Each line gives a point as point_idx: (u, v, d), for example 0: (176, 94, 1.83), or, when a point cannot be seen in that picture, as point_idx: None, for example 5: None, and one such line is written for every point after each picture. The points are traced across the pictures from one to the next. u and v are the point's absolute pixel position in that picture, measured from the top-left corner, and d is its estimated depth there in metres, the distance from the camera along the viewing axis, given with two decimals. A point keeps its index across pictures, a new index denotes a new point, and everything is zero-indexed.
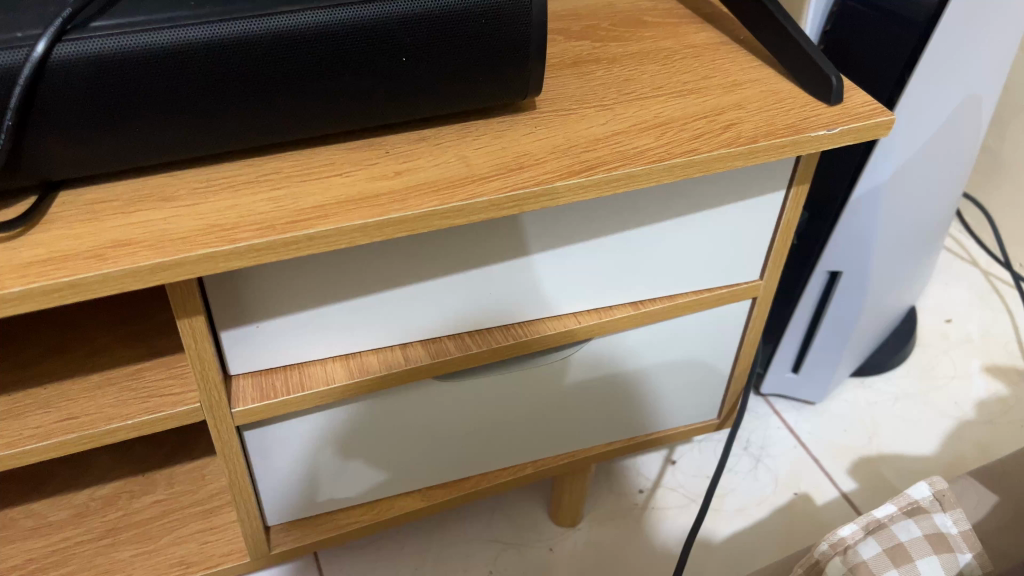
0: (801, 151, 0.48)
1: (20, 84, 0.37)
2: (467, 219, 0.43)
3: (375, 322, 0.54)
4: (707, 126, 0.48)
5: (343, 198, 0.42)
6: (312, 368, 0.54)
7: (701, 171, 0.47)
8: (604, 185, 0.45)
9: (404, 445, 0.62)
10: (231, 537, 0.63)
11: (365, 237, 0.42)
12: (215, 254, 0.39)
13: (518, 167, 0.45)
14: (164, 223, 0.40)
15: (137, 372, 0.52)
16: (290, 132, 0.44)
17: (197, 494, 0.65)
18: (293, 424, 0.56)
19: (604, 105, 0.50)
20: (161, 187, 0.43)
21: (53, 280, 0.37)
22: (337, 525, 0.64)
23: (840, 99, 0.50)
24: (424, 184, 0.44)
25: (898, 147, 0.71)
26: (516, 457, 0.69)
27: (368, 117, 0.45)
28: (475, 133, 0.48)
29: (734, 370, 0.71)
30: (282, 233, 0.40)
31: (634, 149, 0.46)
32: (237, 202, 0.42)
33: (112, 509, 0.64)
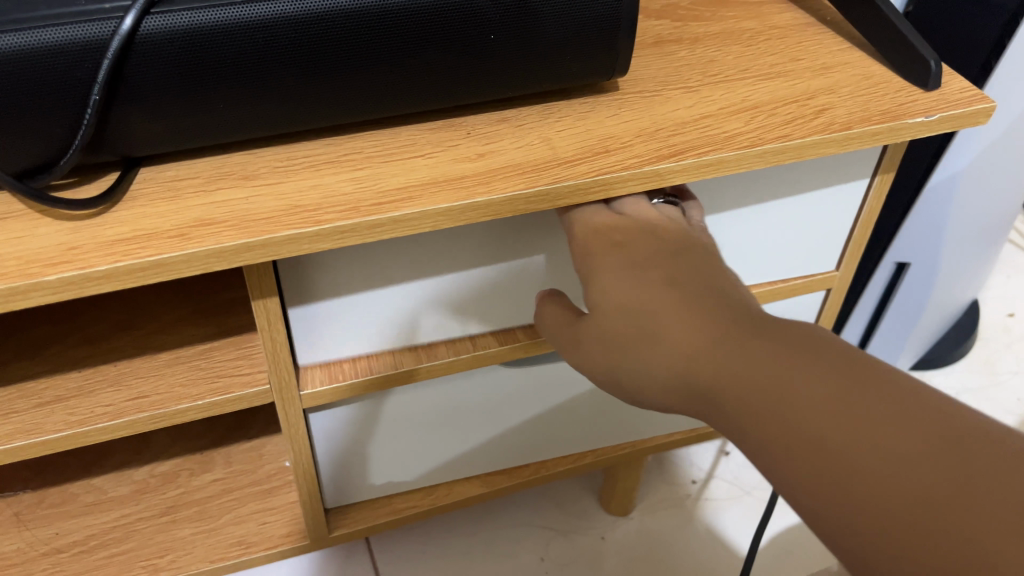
0: (897, 138, 0.46)
1: (109, 58, 0.36)
2: (552, 204, 0.42)
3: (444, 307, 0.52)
4: (798, 111, 0.46)
5: (428, 180, 0.41)
6: (380, 352, 0.53)
7: (792, 158, 0.45)
8: (693, 171, 0.44)
9: (464, 430, 0.62)
10: (289, 518, 0.62)
11: (449, 221, 0.40)
12: (300, 236, 0.38)
13: (604, 151, 0.44)
14: (247, 202, 0.39)
15: (206, 351, 0.51)
16: (371, 110, 0.43)
17: (255, 474, 0.65)
18: (359, 407, 0.55)
19: (690, 87, 0.48)
20: (241, 164, 0.42)
21: (139, 259, 0.36)
22: (395, 509, 0.63)
23: (938, 84, 0.48)
24: (508, 166, 0.42)
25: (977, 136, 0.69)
26: (576, 445, 0.68)
27: (451, 95, 0.44)
28: (557, 114, 0.46)
29: None
30: (366, 215, 0.39)
31: (723, 134, 0.45)
32: (320, 182, 0.41)
33: (171, 487, 0.64)
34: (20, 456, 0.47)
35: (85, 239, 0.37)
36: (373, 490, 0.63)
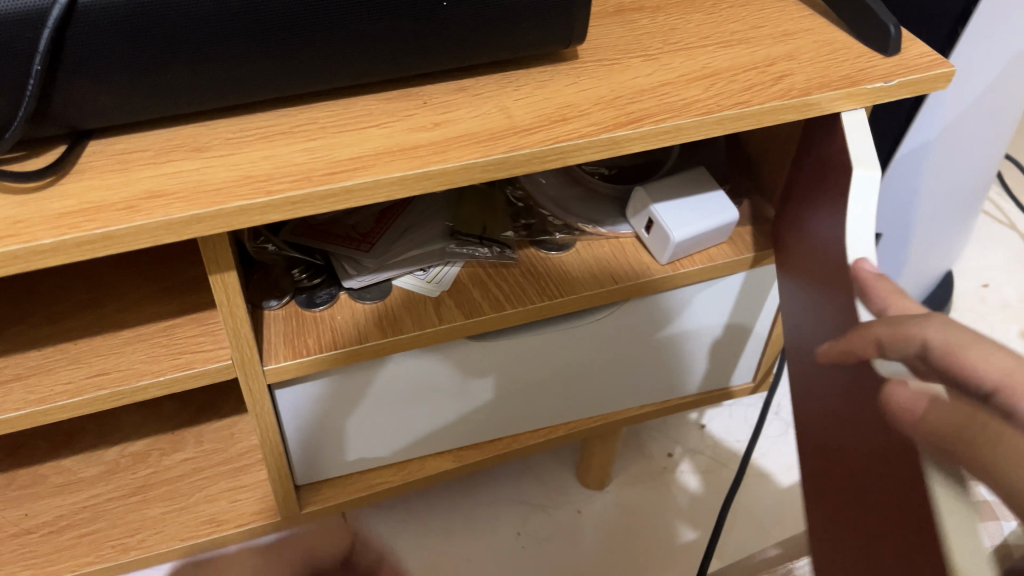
0: (856, 104, 0.46)
1: (50, 28, 0.35)
2: (508, 172, 0.42)
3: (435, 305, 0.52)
4: (757, 77, 0.46)
5: (382, 149, 0.41)
6: (345, 326, 0.53)
7: (750, 125, 0.45)
8: (650, 138, 0.43)
9: (434, 406, 0.61)
10: (261, 495, 0.62)
11: (404, 190, 0.40)
12: (251, 207, 0.38)
13: (561, 119, 0.43)
14: (197, 173, 0.39)
15: (168, 328, 0.51)
16: (326, 80, 0.43)
17: (226, 452, 0.65)
18: (326, 382, 0.55)
19: (650, 55, 0.48)
20: (192, 136, 0.41)
21: (86, 232, 0.36)
22: (368, 484, 0.63)
23: (897, 49, 0.48)
24: (464, 135, 0.42)
25: (945, 105, 0.69)
26: (549, 418, 0.68)
27: (407, 64, 0.43)
28: (515, 83, 0.46)
29: (771, 332, 0.69)
30: (318, 185, 0.39)
31: (681, 101, 0.44)
32: (272, 153, 0.40)
33: (142, 466, 0.64)
34: None
35: (31, 213, 0.37)
36: (346, 466, 0.63)
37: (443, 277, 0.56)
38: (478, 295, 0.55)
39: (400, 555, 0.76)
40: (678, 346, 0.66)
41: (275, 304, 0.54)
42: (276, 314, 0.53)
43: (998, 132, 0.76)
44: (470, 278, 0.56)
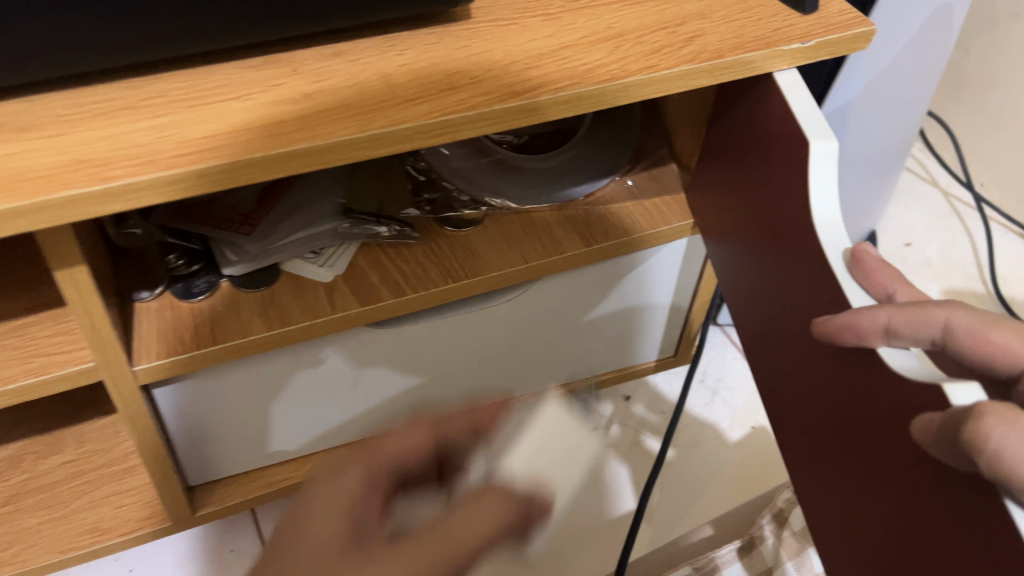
0: (772, 66, 0.43)
1: None
2: (388, 149, 0.37)
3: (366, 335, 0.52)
4: (667, 39, 0.42)
5: (242, 126, 0.36)
6: (225, 320, 0.48)
7: (659, 91, 0.41)
8: (549, 108, 0.39)
9: (336, 396, 0.57)
10: (150, 498, 0.57)
11: (268, 173, 0.35)
12: (83, 197, 0.32)
13: (450, 88, 0.39)
14: (20, 157, 0.33)
15: (20, 327, 0.45)
16: (176, 46, 0.37)
17: (110, 453, 0.59)
18: (207, 379, 0.50)
19: (550, 14, 0.43)
20: (16, 112, 0.35)
21: None
22: (269, 482, 0.59)
23: (815, 7, 0.44)
24: (338, 107, 0.37)
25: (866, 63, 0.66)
26: (464, 402, 0.64)
27: (272, 25, 0.38)
28: (399, 46, 0.41)
29: (692, 305, 0.66)
30: (164, 170, 0.33)
31: (584, 66, 0.40)
32: (111, 132, 0.35)
33: (15, 473, 0.58)
34: None
35: None
36: (245, 463, 0.59)
37: (336, 258, 0.52)
38: (376, 280, 0.51)
39: None
40: (596, 325, 0.62)
41: (148, 296, 0.48)
42: (149, 307, 0.48)
43: (919, 88, 0.74)
44: (367, 261, 0.52)
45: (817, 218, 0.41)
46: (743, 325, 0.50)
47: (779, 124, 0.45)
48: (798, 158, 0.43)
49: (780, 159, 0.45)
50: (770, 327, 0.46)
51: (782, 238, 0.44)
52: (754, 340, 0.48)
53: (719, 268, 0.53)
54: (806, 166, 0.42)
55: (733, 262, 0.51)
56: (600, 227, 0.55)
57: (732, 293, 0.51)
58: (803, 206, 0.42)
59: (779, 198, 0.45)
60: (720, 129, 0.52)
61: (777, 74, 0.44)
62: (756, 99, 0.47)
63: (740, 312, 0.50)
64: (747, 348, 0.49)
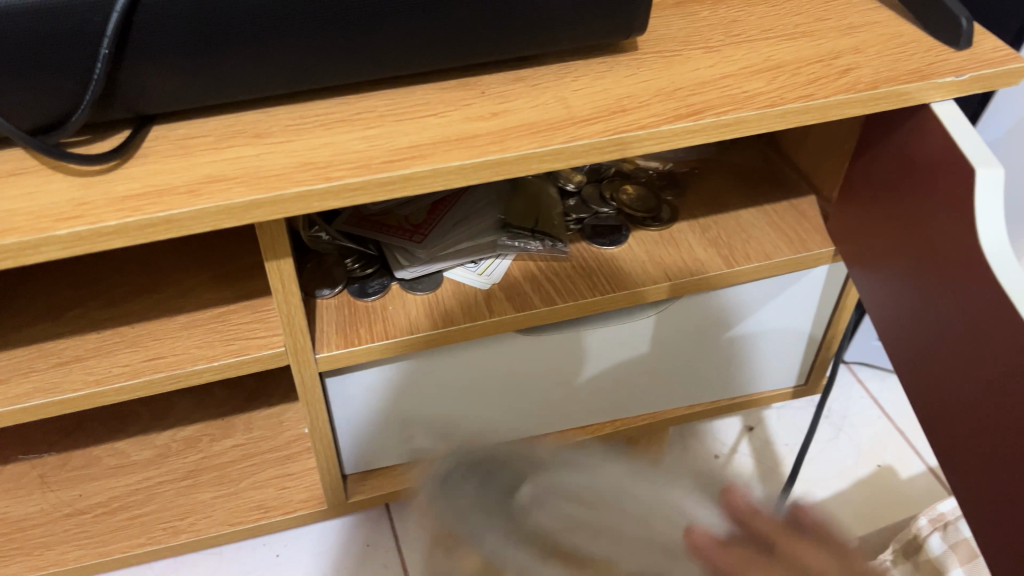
0: (924, 98, 0.45)
1: (117, 11, 0.35)
2: (566, 163, 0.41)
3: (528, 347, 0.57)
4: (823, 70, 0.45)
5: (440, 139, 0.41)
6: (397, 317, 0.53)
7: (814, 119, 0.44)
8: (711, 131, 0.43)
9: (486, 399, 0.61)
10: (309, 483, 0.63)
11: (461, 180, 0.40)
12: (310, 193, 0.38)
13: (621, 110, 0.43)
14: (258, 159, 0.39)
15: (223, 314, 0.51)
16: (385, 68, 0.43)
17: (274, 440, 0.65)
18: (374, 372, 0.55)
19: (711, 47, 0.47)
20: (253, 122, 0.41)
21: (149, 214, 0.36)
22: (414, 476, 0.64)
23: (969, 44, 0.47)
24: (522, 125, 0.42)
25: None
26: (597, 415, 0.67)
27: (466, 52, 0.43)
28: (574, 73, 0.45)
29: (825, 334, 0.68)
30: (377, 173, 0.39)
31: (743, 93, 0.44)
32: (331, 140, 0.40)
33: (193, 451, 0.64)
34: (37, 414, 0.47)
35: (97, 194, 0.37)
36: (393, 456, 0.63)
37: (494, 269, 0.57)
38: (530, 289, 0.55)
39: None
40: (728, 348, 0.65)
41: (328, 293, 0.54)
42: (329, 303, 0.54)
43: None
44: (521, 272, 0.56)
45: (985, 244, 0.44)
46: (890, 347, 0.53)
47: (942, 157, 0.47)
48: (964, 188, 0.46)
49: (942, 190, 0.47)
50: (925, 343, 0.49)
51: (947, 267, 0.47)
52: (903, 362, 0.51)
53: (865, 292, 0.56)
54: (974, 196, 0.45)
55: (884, 289, 0.54)
56: (741, 251, 0.58)
57: (879, 319, 0.54)
58: (971, 239, 0.45)
59: (944, 225, 0.47)
60: (866, 162, 0.55)
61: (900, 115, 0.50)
62: (912, 133, 0.49)
63: (887, 330, 0.53)
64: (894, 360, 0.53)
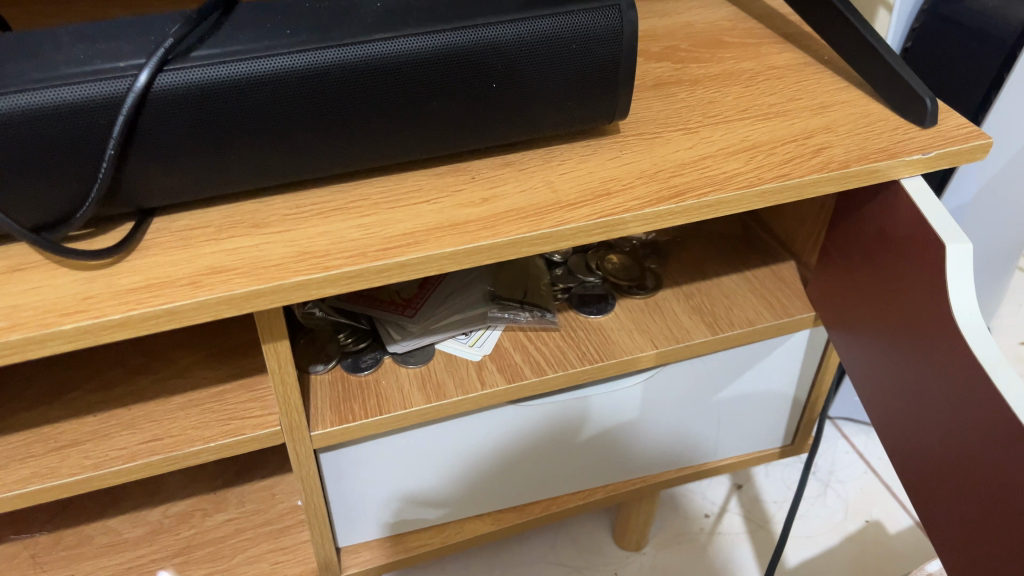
0: (894, 174, 0.47)
1: (123, 114, 0.37)
2: (554, 246, 0.43)
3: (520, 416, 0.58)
4: (797, 150, 0.47)
5: (434, 225, 0.42)
6: (391, 392, 0.54)
7: (791, 197, 0.46)
8: (693, 211, 0.44)
9: (477, 469, 0.62)
10: (302, 557, 0.63)
11: (454, 265, 0.41)
12: (309, 282, 0.39)
13: (606, 193, 0.44)
14: (257, 249, 0.40)
15: (219, 394, 0.52)
16: (379, 157, 0.44)
17: (268, 514, 0.65)
18: (368, 446, 0.56)
19: (690, 129, 0.49)
20: (251, 212, 0.43)
21: (152, 307, 0.37)
22: (407, 547, 0.64)
23: (935, 121, 0.49)
24: (512, 210, 0.43)
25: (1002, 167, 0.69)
26: (588, 481, 0.68)
27: (456, 141, 0.45)
28: (560, 157, 0.47)
29: (810, 395, 0.69)
30: (373, 261, 0.40)
31: (723, 174, 0.46)
32: (328, 229, 0.42)
33: (185, 527, 0.64)
34: (33, 499, 0.47)
35: (100, 288, 0.38)
36: (386, 527, 0.63)
37: (484, 340, 0.58)
38: (520, 360, 0.56)
39: None
40: (715, 411, 0.66)
41: (322, 369, 0.55)
42: (323, 379, 0.55)
43: None
44: (511, 342, 0.58)
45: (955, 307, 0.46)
46: (869, 397, 0.56)
47: (914, 230, 0.49)
48: (934, 257, 0.48)
49: (917, 264, 0.49)
50: (909, 412, 0.51)
51: (923, 337, 0.49)
52: (886, 421, 0.54)
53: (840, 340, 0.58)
54: (946, 267, 0.47)
55: (857, 339, 0.56)
56: (725, 317, 0.60)
57: (860, 374, 0.56)
58: (948, 315, 0.47)
59: (920, 298, 0.49)
60: (842, 231, 0.57)
61: (873, 189, 0.52)
62: (885, 205, 0.52)
63: (864, 375, 0.56)
64: (879, 423, 0.55)
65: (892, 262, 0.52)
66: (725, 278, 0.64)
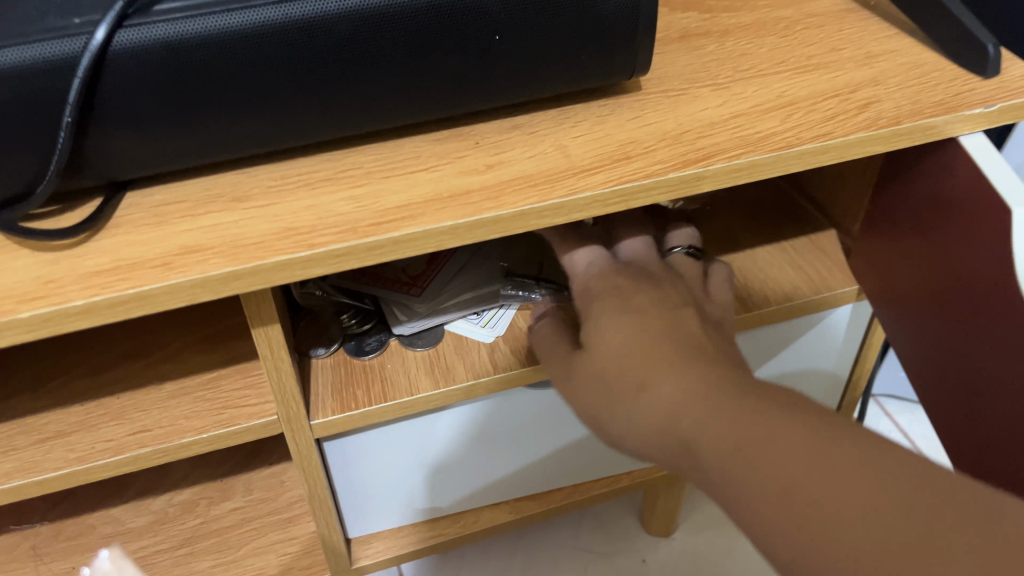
0: (952, 131, 0.42)
1: (79, 77, 0.33)
2: (567, 217, 0.38)
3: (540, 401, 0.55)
4: (841, 106, 0.42)
5: (433, 196, 0.38)
6: (396, 377, 0.50)
7: (834, 158, 0.41)
8: (723, 176, 0.40)
9: (492, 456, 0.58)
10: (311, 548, 0.60)
11: (454, 240, 0.37)
12: (293, 262, 0.35)
13: (625, 158, 0.40)
14: (237, 226, 0.37)
15: (213, 380, 0.49)
16: (372, 122, 0.40)
17: (275, 502, 0.62)
18: (374, 434, 0.52)
19: (719, 84, 0.44)
20: (232, 185, 0.39)
21: (119, 292, 0.33)
22: (420, 538, 0.61)
23: (998, 71, 0.44)
24: (519, 178, 0.39)
25: None
26: (613, 467, 0.64)
27: (458, 102, 0.41)
28: (574, 118, 0.42)
29: (851, 375, 0.65)
30: (364, 237, 0.36)
31: (757, 134, 0.41)
32: (315, 202, 0.38)
33: (190, 517, 0.61)
34: (16, 495, 0.44)
35: (63, 272, 0.35)
36: (399, 516, 0.60)
37: (497, 320, 0.54)
38: None
39: None
40: None
41: (323, 352, 0.52)
42: (324, 363, 0.51)
43: None
44: (526, 322, 0.54)
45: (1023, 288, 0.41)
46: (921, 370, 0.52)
47: (975, 194, 0.44)
48: (998, 225, 0.42)
49: (977, 238, 0.44)
50: (974, 396, 0.47)
51: (984, 316, 0.44)
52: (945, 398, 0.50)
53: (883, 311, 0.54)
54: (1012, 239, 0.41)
55: (903, 311, 0.52)
56: (759, 293, 0.55)
57: (908, 347, 0.52)
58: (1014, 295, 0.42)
59: (983, 275, 0.44)
60: (890, 196, 0.52)
61: (925, 148, 0.47)
62: (939, 169, 0.46)
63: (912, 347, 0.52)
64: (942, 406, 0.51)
65: (948, 236, 0.47)
66: (759, 250, 0.59)
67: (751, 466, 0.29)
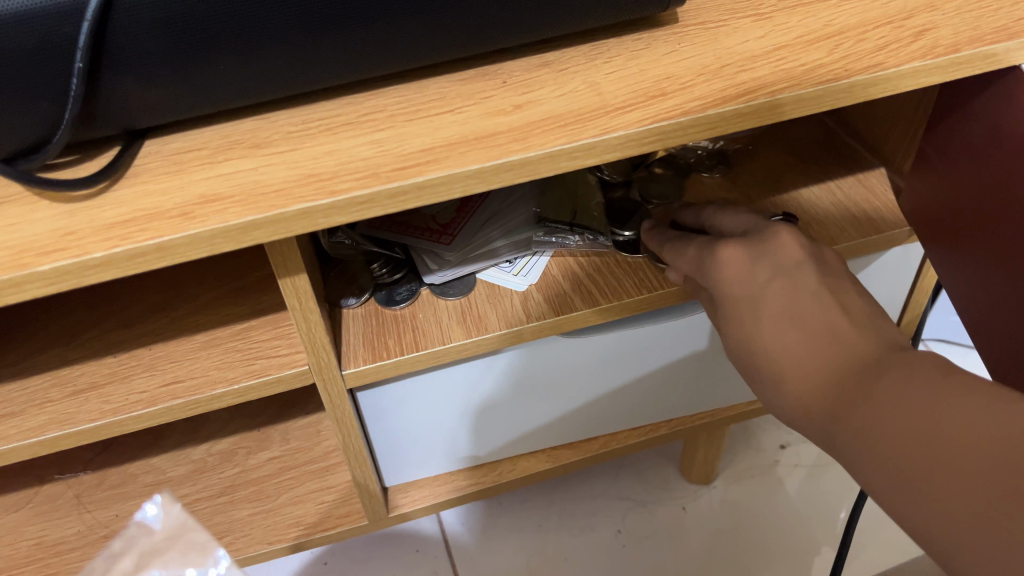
0: (1014, 58, 0.39)
1: (88, 20, 0.32)
2: (600, 159, 0.37)
3: (578, 351, 0.54)
4: (893, 34, 0.39)
5: (457, 138, 0.36)
6: (428, 327, 0.49)
7: (884, 91, 0.38)
8: (765, 113, 0.37)
9: (528, 406, 0.57)
10: (349, 497, 0.60)
11: (481, 184, 0.36)
12: (313, 210, 0.34)
13: (660, 94, 0.38)
14: (256, 173, 0.35)
15: (243, 331, 0.48)
16: (395, 62, 0.38)
17: (312, 452, 0.62)
18: (408, 384, 0.51)
19: (761, 14, 0.41)
20: (252, 131, 0.38)
21: (136, 243, 0.33)
22: (456, 487, 0.61)
23: None
24: (548, 118, 0.37)
25: None
26: (652, 415, 0.63)
27: (484, 39, 0.39)
28: (606, 54, 0.40)
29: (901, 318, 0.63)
30: (386, 183, 0.34)
31: (802, 67, 0.38)
32: (336, 147, 0.36)
33: (228, 466, 0.62)
34: (54, 446, 0.45)
35: (82, 223, 0.34)
36: (435, 465, 0.60)
37: (530, 269, 0.53)
38: (570, 289, 0.51)
39: (499, 554, 0.75)
40: None
41: (355, 302, 0.51)
42: (355, 313, 0.50)
43: None
44: (560, 269, 0.52)
45: None
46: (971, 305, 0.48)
47: None
48: None
49: None
50: None
51: None
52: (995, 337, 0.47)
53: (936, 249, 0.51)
54: None
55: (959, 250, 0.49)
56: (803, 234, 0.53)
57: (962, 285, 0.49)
58: None
59: None
60: (946, 131, 0.49)
61: (986, 78, 0.44)
62: (1000, 100, 0.43)
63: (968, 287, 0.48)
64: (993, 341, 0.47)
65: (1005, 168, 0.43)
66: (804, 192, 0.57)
67: (892, 443, 0.31)
